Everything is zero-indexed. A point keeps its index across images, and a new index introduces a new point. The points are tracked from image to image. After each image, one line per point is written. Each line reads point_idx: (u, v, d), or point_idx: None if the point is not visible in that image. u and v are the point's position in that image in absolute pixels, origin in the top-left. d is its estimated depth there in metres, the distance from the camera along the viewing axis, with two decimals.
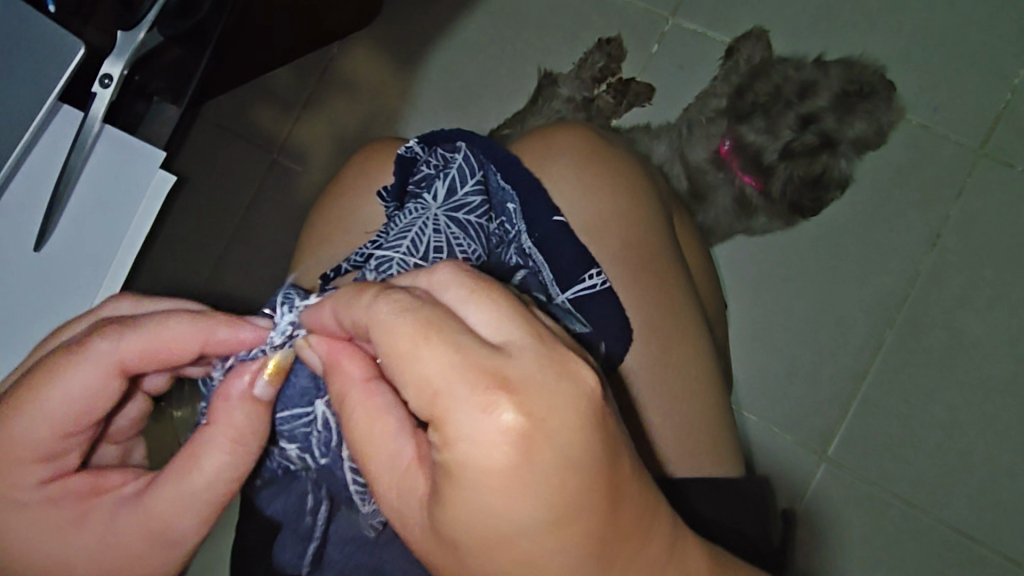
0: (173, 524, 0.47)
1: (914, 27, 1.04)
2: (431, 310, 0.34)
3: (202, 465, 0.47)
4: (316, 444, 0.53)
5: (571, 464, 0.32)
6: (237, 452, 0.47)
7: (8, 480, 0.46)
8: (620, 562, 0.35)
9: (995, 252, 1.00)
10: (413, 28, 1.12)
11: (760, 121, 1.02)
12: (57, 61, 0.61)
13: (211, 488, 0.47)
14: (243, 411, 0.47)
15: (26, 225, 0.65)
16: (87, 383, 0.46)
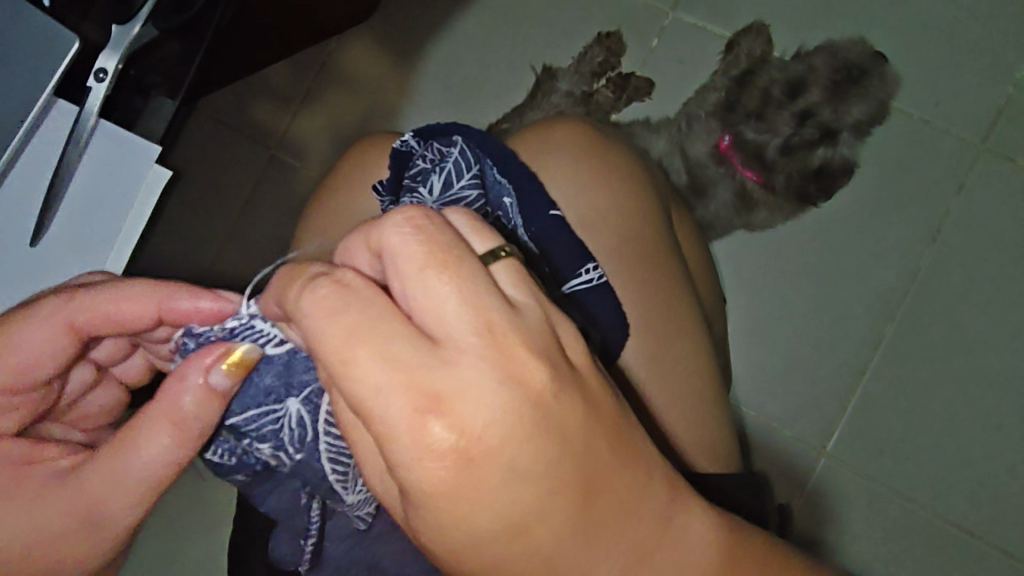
0: (103, 501, 0.48)
1: (916, 20, 1.04)
2: (360, 313, 0.32)
3: (144, 449, 0.48)
4: (289, 441, 0.50)
5: (517, 449, 0.33)
6: (180, 437, 0.48)
7: None
8: (585, 517, 0.37)
9: (996, 247, 0.99)
10: (412, 22, 1.12)
11: (756, 117, 1.00)
12: (52, 55, 0.61)
13: (154, 470, 0.48)
14: (194, 397, 0.47)
15: (22, 219, 0.65)
16: (48, 340, 0.51)
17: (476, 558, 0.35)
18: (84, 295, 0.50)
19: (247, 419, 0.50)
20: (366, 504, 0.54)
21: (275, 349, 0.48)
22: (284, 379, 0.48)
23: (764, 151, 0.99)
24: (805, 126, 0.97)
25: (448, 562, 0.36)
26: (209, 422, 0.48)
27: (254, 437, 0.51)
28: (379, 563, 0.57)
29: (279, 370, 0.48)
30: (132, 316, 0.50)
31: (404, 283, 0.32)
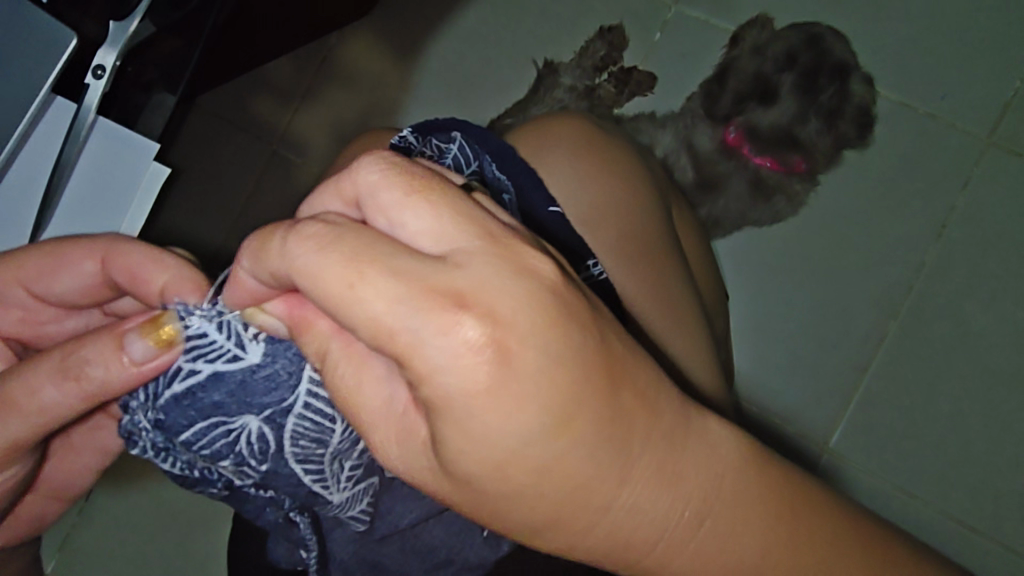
0: None
1: (923, 13, 1.02)
2: (357, 235, 0.29)
3: (38, 388, 0.46)
4: (250, 455, 0.46)
5: (552, 353, 0.29)
6: (67, 389, 0.46)
7: None
8: (638, 435, 0.32)
9: (1002, 241, 0.98)
10: (413, 17, 1.11)
11: (760, 101, 0.96)
12: (49, 53, 0.60)
13: (34, 411, 0.46)
14: (101, 358, 0.45)
15: (21, 216, 0.65)
16: (73, 272, 0.53)
17: (533, 494, 0.31)
18: (132, 245, 0.50)
19: (196, 435, 0.45)
20: (359, 502, 0.54)
21: (225, 366, 0.43)
22: (237, 398, 0.43)
23: (783, 131, 0.95)
24: (811, 100, 0.94)
25: (501, 504, 0.32)
26: (106, 389, 0.45)
27: (209, 455, 0.46)
28: (381, 562, 0.59)
29: (227, 387, 0.43)
30: (142, 281, 0.49)
31: (390, 203, 0.31)
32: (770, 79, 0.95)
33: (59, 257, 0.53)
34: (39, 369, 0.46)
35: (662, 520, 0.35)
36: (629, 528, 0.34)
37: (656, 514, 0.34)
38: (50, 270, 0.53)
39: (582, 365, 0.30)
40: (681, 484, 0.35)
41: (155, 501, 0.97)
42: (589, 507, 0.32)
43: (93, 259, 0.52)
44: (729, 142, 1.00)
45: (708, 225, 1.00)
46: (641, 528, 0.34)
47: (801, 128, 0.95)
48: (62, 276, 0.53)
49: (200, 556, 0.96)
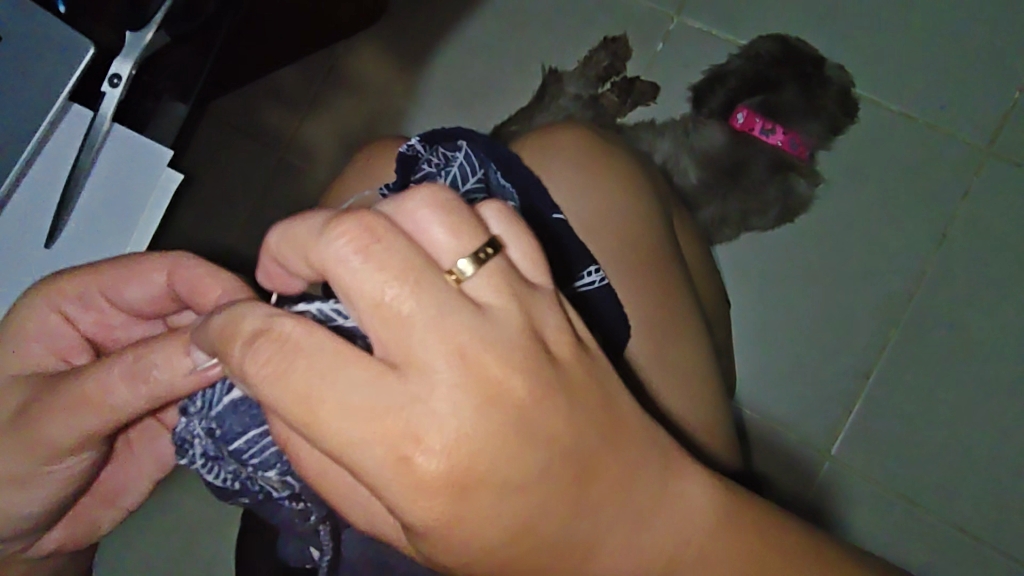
0: (61, 415, 0.50)
1: (921, 25, 1.04)
2: (308, 359, 0.33)
3: (108, 389, 0.48)
4: (297, 465, 0.46)
5: (507, 471, 0.34)
6: (133, 390, 0.47)
7: (63, 324, 0.57)
8: (600, 507, 0.37)
9: (1002, 251, 0.99)
10: (420, 27, 1.13)
11: (766, 90, 0.98)
12: (67, 60, 0.62)
13: (105, 409, 0.49)
14: (164, 364, 0.46)
15: (38, 221, 0.67)
16: (139, 286, 0.55)
17: None
18: (192, 262, 0.52)
19: (248, 443, 0.45)
20: None
21: None
22: None
23: (798, 112, 0.97)
24: (812, 85, 0.98)
25: None
26: (170, 392, 0.46)
27: (254, 466, 0.46)
28: (387, 562, 0.59)
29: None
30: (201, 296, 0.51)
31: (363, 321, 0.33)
32: (767, 77, 0.98)
33: (131, 268, 0.55)
34: (110, 368, 0.48)
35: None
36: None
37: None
38: (123, 278, 0.55)
39: (534, 468, 0.35)
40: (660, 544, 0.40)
41: None
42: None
43: (157, 277, 0.54)
44: (737, 128, 1.01)
45: (711, 232, 1.01)
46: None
47: (812, 110, 0.98)
48: (130, 287, 0.56)
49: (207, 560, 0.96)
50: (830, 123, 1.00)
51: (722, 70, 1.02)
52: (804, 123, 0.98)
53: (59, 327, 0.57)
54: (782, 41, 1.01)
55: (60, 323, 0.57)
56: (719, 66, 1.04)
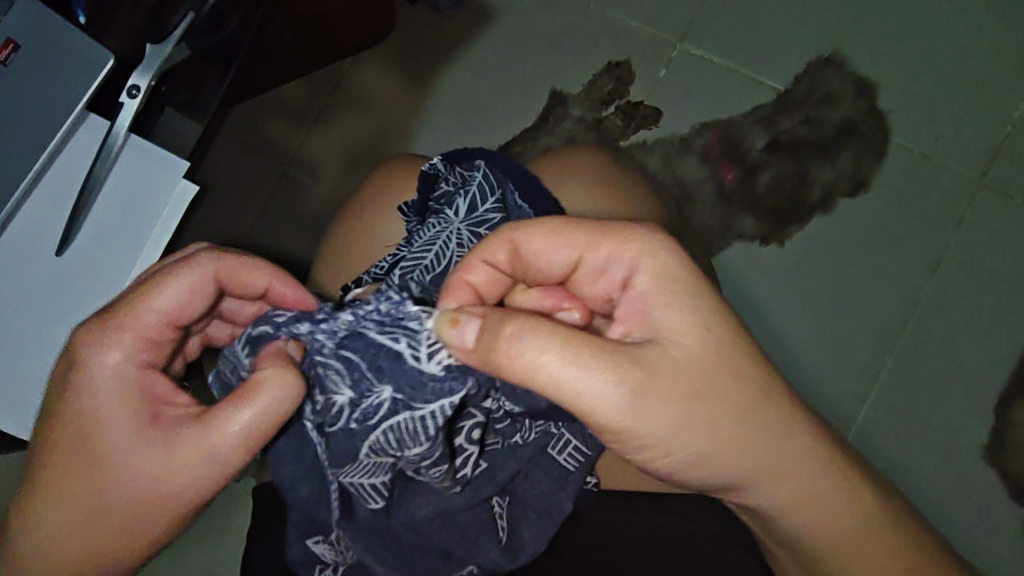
0: (214, 449, 0.52)
1: (915, 59, 1.08)
2: None
3: (249, 403, 0.51)
4: (357, 412, 0.53)
5: None
6: (286, 397, 0.52)
7: (139, 376, 0.54)
8: None
9: (995, 281, 1.02)
10: (427, 46, 1.14)
11: (758, 117, 1.08)
12: (88, 71, 0.63)
13: (237, 444, 0.52)
14: (278, 391, 0.51)
15: (50, 231, 0.67)
16: (184, 295, 0.55)
17: None
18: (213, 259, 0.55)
19: (340, 367, 0.53)
20: (378, 474, 0.57)
21: (416, 359, 0.51)
22: (397, 374, 0.51)
23: (786, 131, 1.08)
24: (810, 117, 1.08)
25: None
26: (303, 391, 0.53)
27: (330, 389, 0.53)
28: None
29: (397, 363, 0.51)
30: (246, 284, 0.57)
31: None
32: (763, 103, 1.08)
33: (168, 282, 0.54)
34: (253, 390, 0.51)
35: (698, 427, 0.51)
36: (668, 421, 0.50)
37: (722, 404, 0.52)
38: (167, 296, 0.54)
39: None
40: (732, 384, 0.52)
41: None
42: (664, 421, 0.50)
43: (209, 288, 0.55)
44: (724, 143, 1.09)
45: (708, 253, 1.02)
46: (698, 426, 0.51)
47: (790, 139, 1.07)
48: (174, 302, 0.54)
49: (198, 571, 0.95)
50: (820, 151, 1.06)
51: (721, 97, 1.09)
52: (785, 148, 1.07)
53: (134, 377, 0.54)
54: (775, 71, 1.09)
55: (139, 375, 0.54)
56: (719, 94, 1.09)
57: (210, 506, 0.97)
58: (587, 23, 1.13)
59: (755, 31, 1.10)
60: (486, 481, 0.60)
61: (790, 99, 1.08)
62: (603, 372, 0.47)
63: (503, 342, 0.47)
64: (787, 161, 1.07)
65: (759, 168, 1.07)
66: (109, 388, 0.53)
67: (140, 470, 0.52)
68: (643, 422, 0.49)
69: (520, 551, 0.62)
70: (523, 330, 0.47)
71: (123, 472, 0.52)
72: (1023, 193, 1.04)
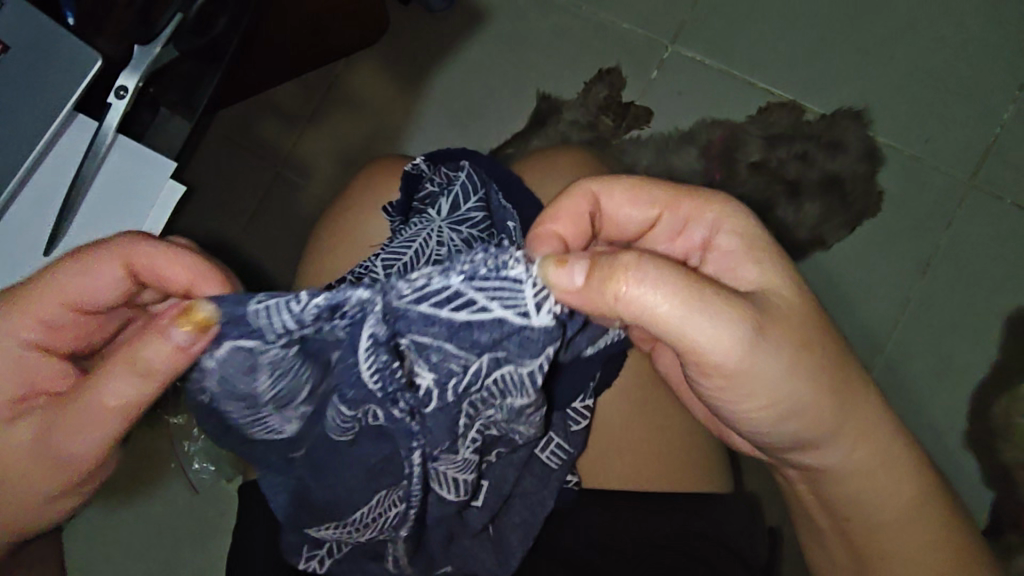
0: (72, 435, 0.49)
1: (905, 61, 1.08)
2: None
3: (113, 388, 0.47)
4: (446, 390, 0.47)
5: None
6: (141, 385, 0.47)
7: (22, 360, 0.51)
8: None
9: (984, 283, 1.03)
10: (420, 48, 1.15)
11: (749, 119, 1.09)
12: (77, 72, 0.63)
13: (108, 411, 0.48)
14: (159, 354, 0.45)
15: (37, 232, 0.67)
16: (94, 283, 0.50)
17: None
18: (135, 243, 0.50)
19: (419, 346, 0.46)
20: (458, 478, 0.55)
21: (529, 319, 0.45)
22: (493, 339, 0.46)
23: (777, 130, 1.08)
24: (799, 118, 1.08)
25: None
26: (170, 375, 0.46)
27: (404, 379, 0.47)
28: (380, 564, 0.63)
29: (499, 327, 0.45)
30: (165, 278, 0.51)
31: None
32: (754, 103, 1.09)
33: (78, 266, 0.50)
34: (111, 370, 0.47)
35: (803, 372, 0.51)
36: (791, 361, 0.50)
37: (818, 354, 0.52)
38: (70, 281, 0.50)
39: None
40: (822, 339, 0.52)
41: (144, 520, 0.96)
42: (777, 371, 0.49)
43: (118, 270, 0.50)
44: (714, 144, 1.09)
45: None
46: (801, 376, 0.51)
47: (781, 140, 1.08)
48: (81, 288, 0.50)
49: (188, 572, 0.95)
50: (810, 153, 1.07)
51: (712, 97, 1.10)
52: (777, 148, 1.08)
53: (20, 360, 0.51)
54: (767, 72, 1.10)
55: (23, 358, 0.51)
56: (709, 96, 1.10)
57: (201, 505, 0.97)
58: (579, 25, 1.14)
59: (746, 33, 1.11)
60: (494, 492, 0.60)
61: (780, 100, 1.09)
62: (727, 318, 0.47)
63: (617, 270, 0.46)
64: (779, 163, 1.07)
65: (751, 169, 1.07)
66: None
67: (10, 446, 0.50)
68: (758, 372, 0.49)
69: (508, 551, 0.63)
70: (638, 268, 0.46)
71: None
72: (1012, 194, 1.04)
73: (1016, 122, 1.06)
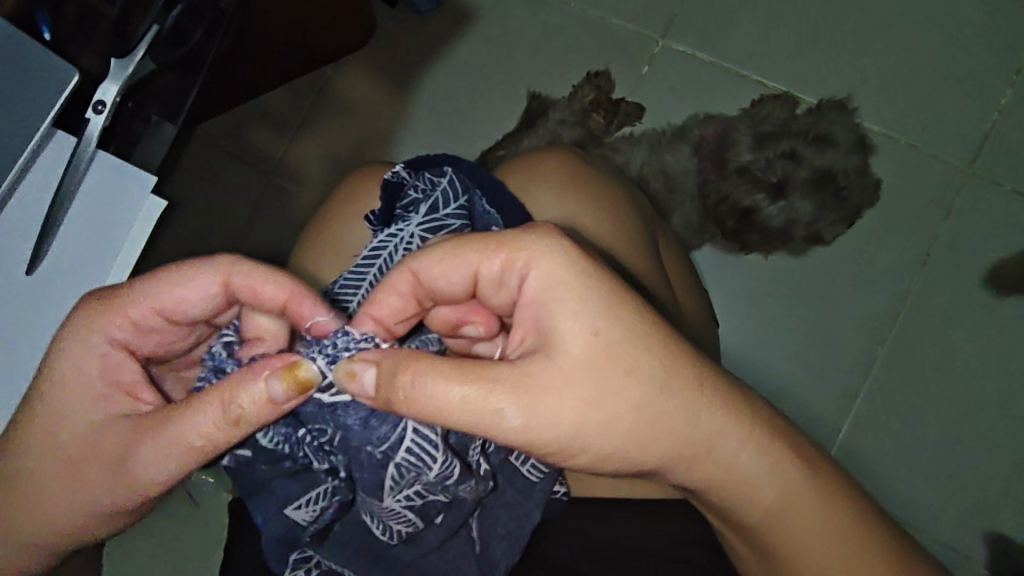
0: (146, 470, 0.51)
1: (899, 47, 1.07)
2: None
3: (196, 423, 0.49)
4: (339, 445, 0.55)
5: None
6: (226, 427, 0.49)
7: (112, 369, 0.54)
8: None
9: (985, 271, 1.01)
10: (408, 50, 1.14)
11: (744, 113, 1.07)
12: (54, 88, 0.62)
13: (190, 448, 0.50)
14: (251, 402, 0.48)
15: (19, 249, 0.66)
16: (186, 294, 0.53)
17: None
18: (154, 280, 0.53)
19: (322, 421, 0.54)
20: (397, 519, 0.58)
21: None
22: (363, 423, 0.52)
23: (777, 124, 1.06)
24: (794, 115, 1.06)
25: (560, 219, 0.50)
26: (257, 422, 0.49)
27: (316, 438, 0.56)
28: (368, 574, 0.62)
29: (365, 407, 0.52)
30: (260, 293, 0.53)
31: None
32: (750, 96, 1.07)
33: (181, 275, 0.53)
34: (201, 404, 0.49)
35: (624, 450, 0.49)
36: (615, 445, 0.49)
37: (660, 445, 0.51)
38: (173, 288, 0.53)
39: None
40: (680, 426, 0.51)
41: None
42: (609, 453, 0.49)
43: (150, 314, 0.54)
44: (706, 140, 1.07)
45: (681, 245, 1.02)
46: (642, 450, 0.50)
47: (781, 134, 1.06)
48: (177, 295, 0.53)
49: None
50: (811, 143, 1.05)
51: (705, 92, 1.08)
52: (771, 139, 1.06)
53: (106, 370, 0.53)
54: (758, 64, 1.08)
55: (112, 364, 0.54)
56: (702, 90, 1.08)
57: None
58: (568, 21, 1.12)
59: (737, 25, 1.09)
60: (455, 514, 0.60)
61: (774, 92, 1.07)
62: (494, 395, 0.46)
63: (400, 377, 0.46)
64: (767, 162, 1.05)
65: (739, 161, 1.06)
66: (83, 372, 0.53)
67: (79, 454, 0.52)
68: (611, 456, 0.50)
69: (491, 564, 0.62)
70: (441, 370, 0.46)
71: (55, 441, 0.52)
72: (1012, 180, 1.02)
73: (1014, 107, 1.04)
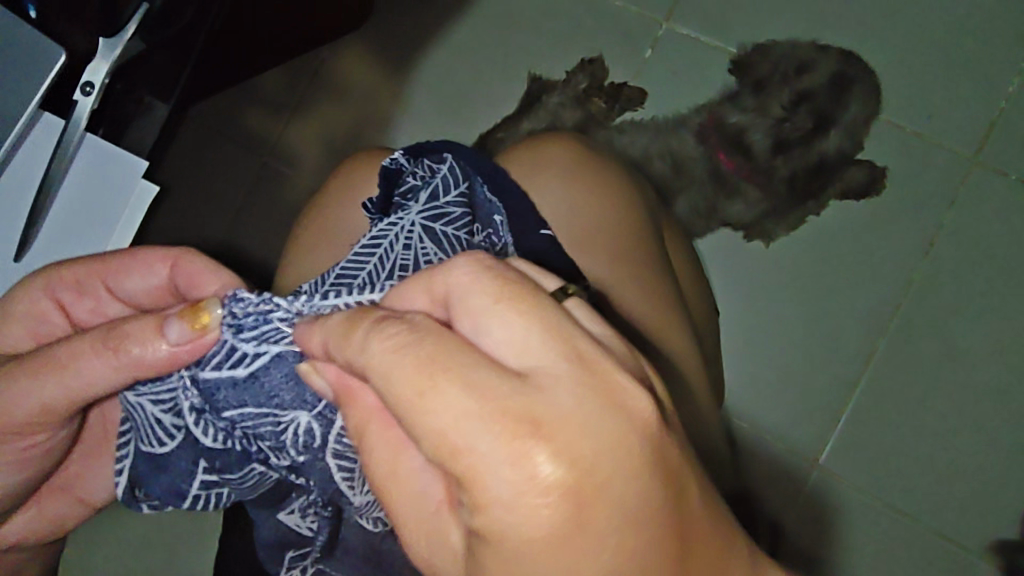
0: (24, 398, 0.51)
1: (907, 32, 1.04)
2: (431, 342, 0.34)
3: (82, 360, 0.49)
4: (291, 443, 0.49)
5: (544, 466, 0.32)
6: (109, 360, 0.48)
7: (40, 314, 0.58)
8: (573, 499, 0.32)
9: (988, 261, 1.00)
10: (405, 30, 1.11)
11: (751, 91, 1.05)
12: (40, 70, 0.60)
13: (79, 384, 0.49)
14: (141, 339, 0.48)
15: (7, 235, 0.64)
16: (138, 275, 0.57)
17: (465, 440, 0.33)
18: (115, 256, 0.58)
19: (244, 415, 0.48)
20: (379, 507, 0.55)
21: (287, 348, 0.46)
22: (291, 389, 0.47)
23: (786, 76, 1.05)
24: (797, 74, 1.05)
25: None
26: (143, 365, 0.48)
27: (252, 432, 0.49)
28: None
29: (291, 366, 0.46)
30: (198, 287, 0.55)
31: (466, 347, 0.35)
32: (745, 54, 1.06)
33: (136, 257, 0.57)
34: (90, 336, 0.49)
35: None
36: None
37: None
38: (125, 266, 0.57)
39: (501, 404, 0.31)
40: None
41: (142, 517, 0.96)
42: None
43: (101, 286, 0.58)
44: (711, 121, 1.06)
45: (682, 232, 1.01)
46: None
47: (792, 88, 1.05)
48: (128, 278, 0.57)
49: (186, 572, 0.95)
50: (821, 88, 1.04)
51: (709, 77, 1.06)
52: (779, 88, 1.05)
53: (35, 313, 0.58)
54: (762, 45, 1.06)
55: (38, 309, 0.58)
56: (705, 74, 1.06)
57: None
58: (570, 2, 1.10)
59: (743, 8, 1.07)
60: None
61: (779, 77, 1.05)
62: None
63: None
64: (789, 107, 1.05)
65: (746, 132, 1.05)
66: (22, 310, 0.58)
67: None
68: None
69: None
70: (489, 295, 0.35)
71: None
72: (1018, 169, 1.01)
73: None
